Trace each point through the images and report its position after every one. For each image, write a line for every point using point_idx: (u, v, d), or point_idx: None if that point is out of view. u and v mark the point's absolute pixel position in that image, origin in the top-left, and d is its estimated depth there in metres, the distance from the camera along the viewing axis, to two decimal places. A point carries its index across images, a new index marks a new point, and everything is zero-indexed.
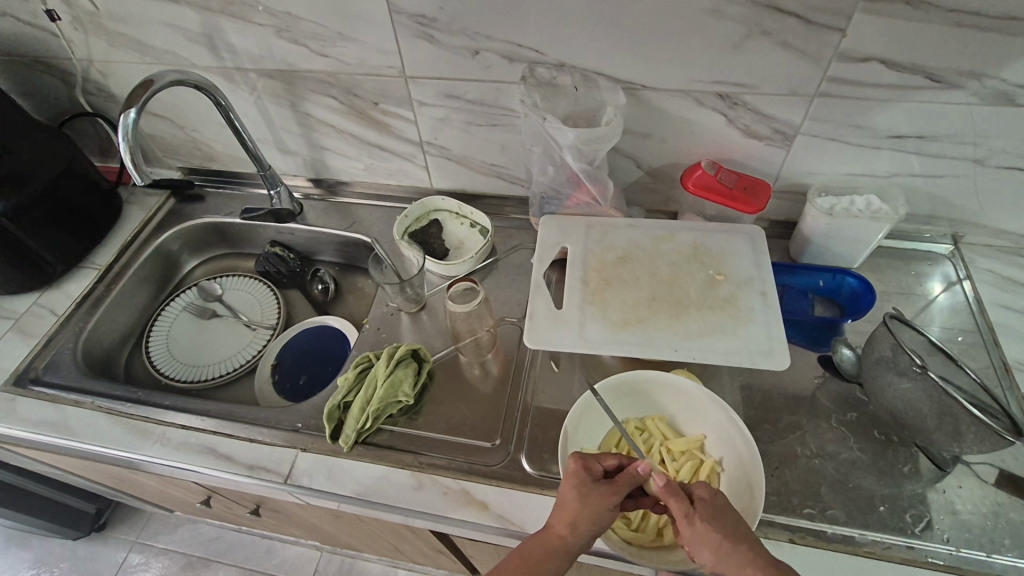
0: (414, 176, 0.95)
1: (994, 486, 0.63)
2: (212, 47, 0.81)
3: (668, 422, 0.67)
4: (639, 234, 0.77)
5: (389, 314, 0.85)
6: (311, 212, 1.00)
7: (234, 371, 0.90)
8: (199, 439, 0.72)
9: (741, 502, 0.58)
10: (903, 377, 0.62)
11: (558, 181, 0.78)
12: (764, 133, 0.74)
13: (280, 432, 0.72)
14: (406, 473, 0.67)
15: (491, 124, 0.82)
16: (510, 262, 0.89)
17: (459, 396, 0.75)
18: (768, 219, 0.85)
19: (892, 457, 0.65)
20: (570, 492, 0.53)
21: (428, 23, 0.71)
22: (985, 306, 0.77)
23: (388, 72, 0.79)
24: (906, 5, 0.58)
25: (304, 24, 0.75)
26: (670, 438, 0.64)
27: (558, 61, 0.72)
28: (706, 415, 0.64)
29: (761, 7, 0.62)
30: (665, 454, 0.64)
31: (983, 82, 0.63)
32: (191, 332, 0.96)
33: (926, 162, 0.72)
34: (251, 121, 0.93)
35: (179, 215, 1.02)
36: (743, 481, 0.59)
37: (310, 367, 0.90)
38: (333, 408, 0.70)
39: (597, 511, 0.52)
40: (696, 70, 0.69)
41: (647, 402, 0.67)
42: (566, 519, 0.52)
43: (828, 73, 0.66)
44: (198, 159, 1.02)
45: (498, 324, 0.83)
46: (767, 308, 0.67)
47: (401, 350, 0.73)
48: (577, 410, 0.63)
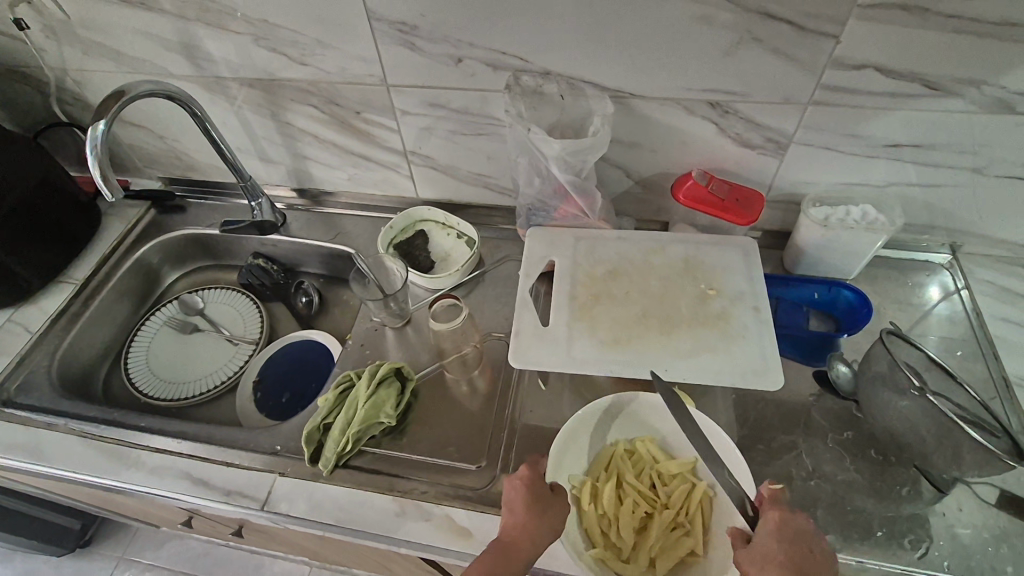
0: (400, 186, 0.93)
1: (996, 507, 0.61)
2: (189, 56, 0.79)
3: (659, 444, 0.63)
4: (629, 246, 0.74)
5: (373, 330, 0.83)
6: (295, 223, 0.97)
7: (215, 389, 0.87)
8: (175, 463, 0.70)
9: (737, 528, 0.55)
10: (900, 396, 0.60)
11: (545, 194, 0.75)
12: (756, 142, 0.71)
13: (259, 455, 0.69)
14: (388, 498, 0.65)
15: (477, 133, 0.79)
16: (497, 275, 0.87)
17: (445, 415, 0.73)
18: (762, 229, 0.83)
19: (891, 478, 0.63)
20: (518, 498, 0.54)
21: (409, 31, 0.69)
22: (984, 317, 0.75)
23: (370, 81, 0.76)
24: (902, 12, 0.56)
25: (282, 31, 0.73)
26: (660, 461, 0.61)
27: (544, 69, 0.69)
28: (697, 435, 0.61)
29: (752, 13, 0.59)
30: (655, 478, 0.60)
31: (983, 90, 0.61)
32: (171, 348, 0.93)
33: (923, 171, 0.70)
34: (231, 130, 0.90)
35: (160, 227, 0.99)
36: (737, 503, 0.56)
37: (293, 383, 0.87)
38: (314, 430, 0.68)
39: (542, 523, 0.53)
40: (686, 78, 0.66)
41: (638, 422, 0.64)
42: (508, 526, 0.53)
43: (822, 81, 0.63)
44: (179, 169, 1.00)
45: (485, 339, 0.80)
46: (761, 324, 0.65)
47: (384, 370, 0.71)
48: (570, 425, 0.61)
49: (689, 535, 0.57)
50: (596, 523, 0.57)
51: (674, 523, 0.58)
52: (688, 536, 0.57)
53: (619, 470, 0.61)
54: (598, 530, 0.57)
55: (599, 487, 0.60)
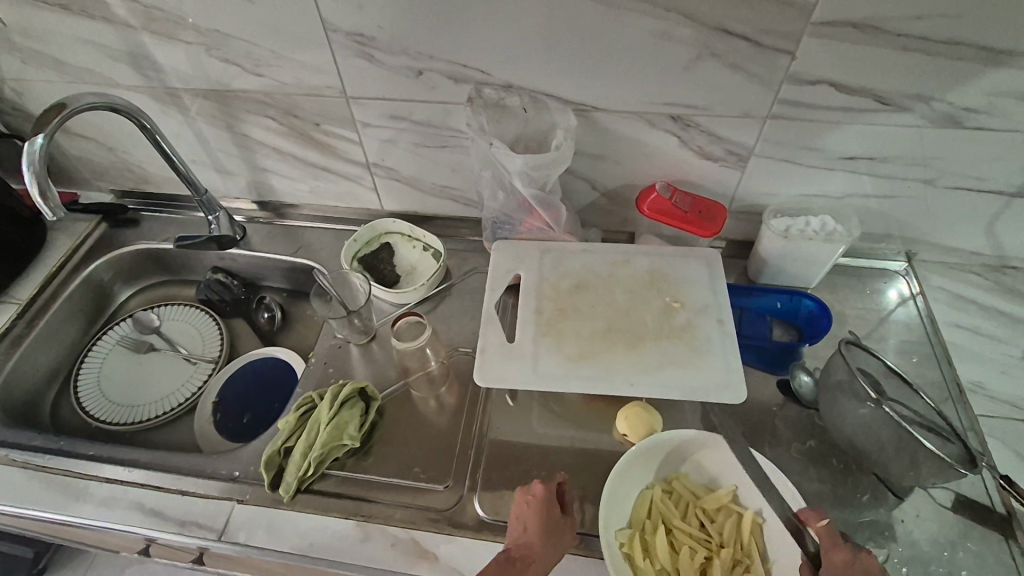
0: (363, 198, 0.91)
1: (951, 510, 0.62)
2: (137, 66, 0.76)
3: (693, 478, 0.62)
4: (595, 259, 0.74)
5: (337, 347, 0.80)
6: (255, 236, 0.94)
7: (171, 411, 0.84)
8: (126, 494, 0.66)
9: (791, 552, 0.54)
10: (858, 403, 0.61)
11: (509, 208, 0.74)
12: (718, 154, 0.72)
13: (216, 482, 0.67)
14: (352, 523, 0.63)
15: (440, 145, 0.78)
16: (465, 288, 0.86)
17: (411, 434, 0.71)
18: (726, 239, 0.83)
19: (852, 486, 0.64)
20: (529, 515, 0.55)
21: (367, 43, 0.67)
22: (938, 323, 0.77)
23: (329, 93, 0.74)
24: (853, 29, 0.57)
25: (234, 42, 0.70)
26: (701, 497, 0.60)
27: (505, 82, 0.69)
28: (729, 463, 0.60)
29: (709, 29, 0.60)
30: (702, 516, 0.59)
31: (931, 105, 0.63)
32: (125, 369, 0.89)
33: (879, 183, 0.72)
34: (184, 142, 0.87)
35: (111, 243, 0.95)
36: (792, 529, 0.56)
37: (254, 403, 0.84)
38: (274, 454, 0.66)
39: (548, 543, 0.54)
40: (647, 92, 0.67)
41: (671, 461, 0.63)
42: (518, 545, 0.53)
43: (779, 95, 0.64)
44: (131, 181, 0.96)
45: (452, 355, 0.79)
46: (724, 336, 0.65)
47: (347, 390, 0.69)
48: (614, 478, 0.58)
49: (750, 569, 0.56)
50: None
51: (732, 560, 0.57)
52: (749, 570, 0.56)
53: (664, 515, 0.59)
54: None
55: (648, 539, 0.58)
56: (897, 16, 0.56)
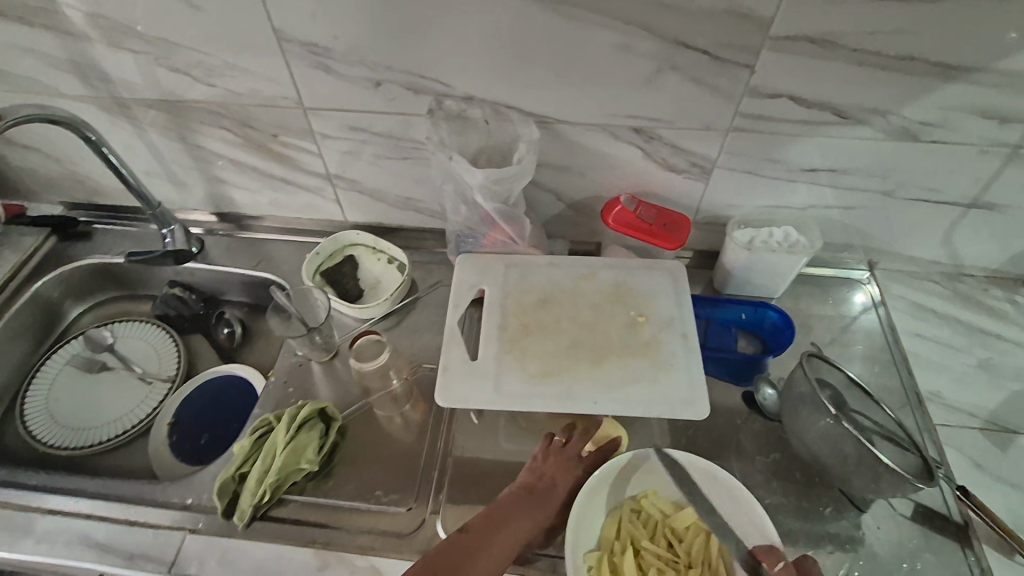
0: (326, 210, 0.88)
1: (911, 520, 0.63)
2: (83, 76, 0.73)
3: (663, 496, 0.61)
4: (560, 272, 0.73)
5: (296, 365, 0.78)
6: (214, 250, 0.91)
7: (125, 434, 0.81)
8: (71, 526, 0.63)
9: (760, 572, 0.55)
10: (820, 416, 0.62)
11: (473, 221, 0.73)
12: (681, 166, 0.72)
13: (168, 511, 0.64)
14: (309, 551, 0.61)
15: (402, 157, 0.77)
16: (430, 301, 0.84)
17: (373, 455, 0.69)
18: (692, 249, 0.83)
19: (814, 498, 0.65)
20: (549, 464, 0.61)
21: (323, 53, 0.65)
22: (899, 331, 0.78)
23: (286, 104, 0.72)
24: (811, 43, 0.57)
25: (184, 51, 0.68)
26: (670, 515, 0.59)
27: (466, 93, 0.67)
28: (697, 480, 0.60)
29: (669, 42, 0.59)
30: (670, 536, 0.58)
31: (889, 119, 0.63)
32: (75, 390, 0.85)
33: (839, 194, 0.72)
34: (136, 153, 0.83)
35: (61, 258, 0.91)
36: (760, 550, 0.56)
37: (213, 423, 0.81)
38: (228, 479, 0.63)
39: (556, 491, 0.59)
40: (609, 105, 0.66)
41: (641, 477, 0.61)
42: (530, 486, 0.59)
43: (740, 109, 0.64)
44: (82, 193, 0.92)
45: (416, 371, 0.77)
46: (688, 351, 0.65)
47: (306, 412, 0.66)
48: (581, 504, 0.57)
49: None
50: None
51: None
52: None
53: (632, 535, 0.58)
54: None
55: (616, 562, 0.56)
56: (854, 31, 0.56)
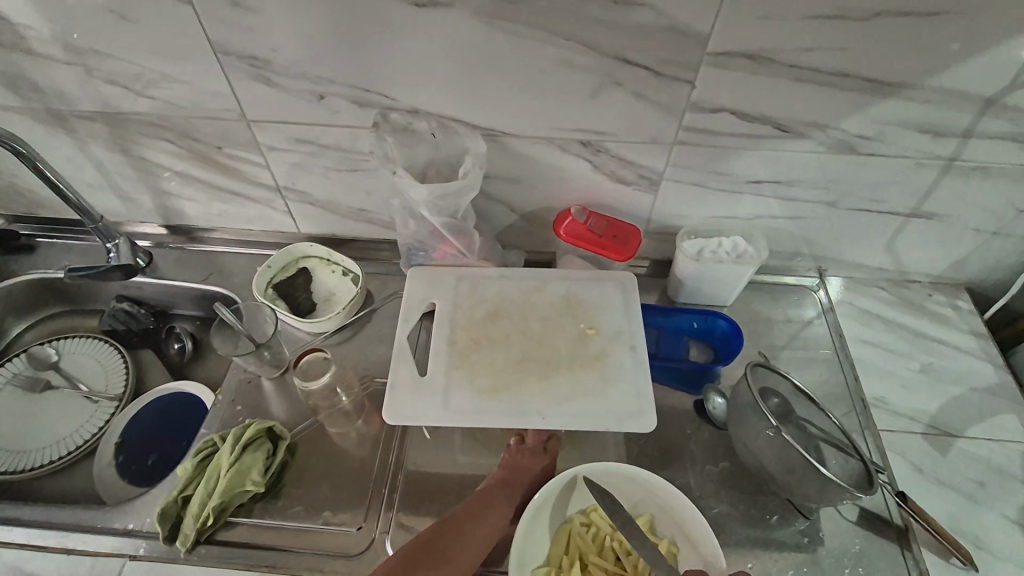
0: (278, 222, 0.87)
1: (854, 525, 0.64)
2: (14, 87, 0.70)
3: None
4: (512, 284, 0.73)
5: (246, 382, 0.77)
6: (163, 263, 0.89)
7: (69, 455, 0.78)
8: (5, 556, 0.61)
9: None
10: (763, 426, 0.62)
11: (422, 235, 0.72)
12: (630, 178, 0.72)
13: (107, 537, 0.62)
14: (254, 575, 0.60)
15: (352, 169, 0.75)
16: (385, 313, 0.83)
17: (324, 473, 0.69)
18: (647, 259, 0.84)
19: (761, 506, 0.66)
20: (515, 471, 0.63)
21: (263, 66, 0.64)
22: (847, 338, 0.79)
23: (228, 116, 0.71)
24: (748, 60, 0.58)
25: (119, 63, 0.66)
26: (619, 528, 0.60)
27: (412, 107, 0.67)
28: (644, 493, 0.60)
29: (610, 58, 0.59)
30: (618, 550, 0.59)
31: (828, 133, 0.64)
32: (17, 410, 0.83)
33: (785, 205, 0.73)
34: (77, 165, 0.81)
35: (1, 273, 0.88)
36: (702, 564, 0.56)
37: (161, 442, 0.79)
38: (170, 503, 0.62)
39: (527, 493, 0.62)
40: (555, 119, 0.66)
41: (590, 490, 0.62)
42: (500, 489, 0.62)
43: (684, 122, 0.64)
44: (22, 206, 0.89)
45: (369, 385, 0.76)
46: (636, 363, 0.66)
47: (251, 432, 0.65)
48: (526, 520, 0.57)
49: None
50: None
51: None
52: None
53: (581, 550, 0.59)
54: None
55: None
56: (789, 48, 0.57)
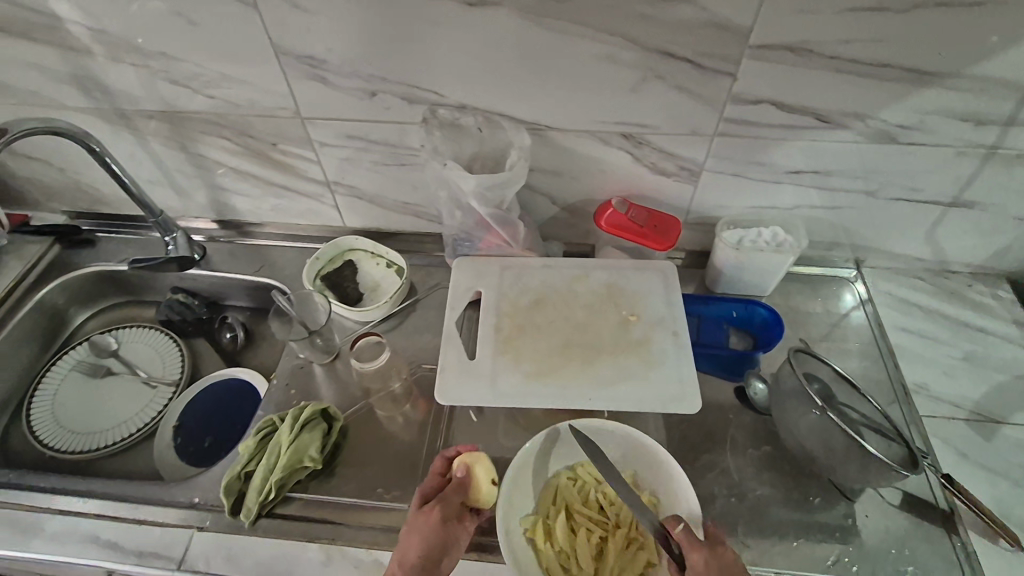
0: (325, 216, 0.90)
1: (898, 509, 0.65)
2: (84, 89, 0.75)
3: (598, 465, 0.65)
4: (555, 274, 0.75)
5: (299, 367, 0.80)
6: (216, 256, 0.93)
7: (131, 437, 0.83)
8: (82, 526, 0.65)
9: None
10: (810, 410, 0.64)
11: (468, 226, 0.75)
12: (671, 170, 0.74)
13: (175, 510, 0.66)
14: (314, 547, 0.63)
15: (399, 163, 0.79)
16: (430, 303, 0.86)
17: (376, 453, 0.71)
18: (684, 250, 0.86)
19: (803, 489, 0.67)
20: (414, 525, 0.56)
21: (318, 65, 0.67)
22: (887, 327, 0.80)
23: (283, 114, 0.74)
24: (789, 52, 0.59)
25: (183, 65, 0.70)
26: (603, 481, 0.63)
27: (459, 102, 0.69)
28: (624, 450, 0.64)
29: (654, 52, 0.61)
30: (601, 500, 0.62)
31: (867, 123, 0.65)
32: (82, 394, 0.87)
33: (824, 195, 0.74)
34: (137, 163, 0.85)
35: (65, 266, 0.93)
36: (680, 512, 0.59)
37: (216, 426, 0.83)
38: (233, 479, 0.65)
39: (441, 544, 0.55)
40: (598, 112, 0.68)
41: (574, 448, 0.65)
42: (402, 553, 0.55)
43: (724, 114, 0.66)
44: (85, 202, 0.94)
45: (416, 371, 0.79)
46: (678, 348, 0.67)
47: (308, 413, 0.68)
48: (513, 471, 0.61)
49: (644, 548, 0.59)
50: (554, 560, 0.58)
51: (628, 540, 0.59)
52: (643, 548, 0.59)
53: (566, 501, 0.62)
54: (558, 568, 0.58)
55: (551, 524, 0.60)
56: (830, 40, 0.58)
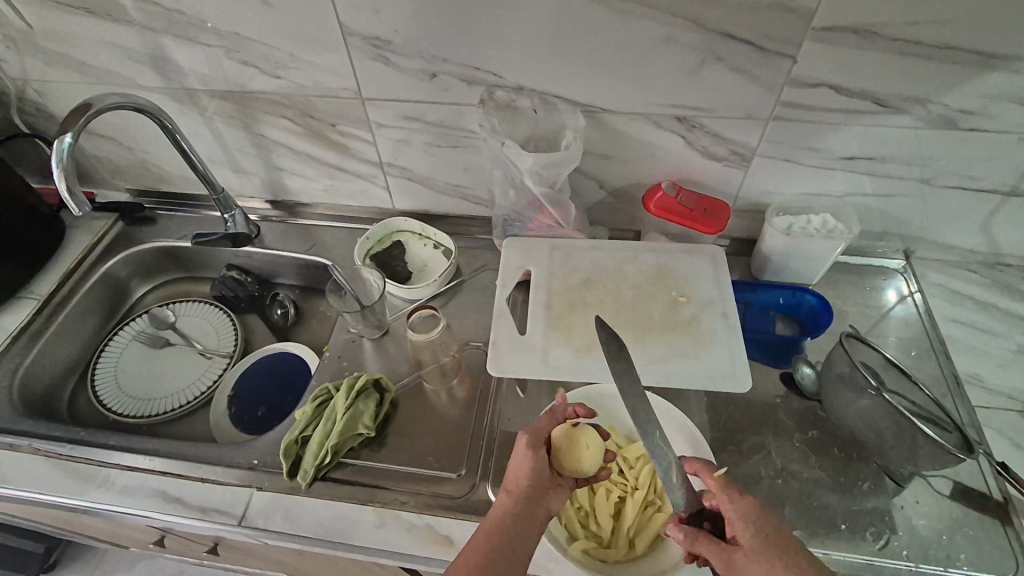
0: (376, 197, 0.93)
1: (949, 498, 0.64)
2: (159, 68, 0.78)
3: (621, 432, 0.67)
4: (603, 255, 0.77)
5: (350, 341, 0.83)
6: (269, 234, 0.96)
7: (187, 405, 0.86)
8: (148, 481, 0.69)
9: None
10: (860, 396, 0.63)
11: (520, 206, 0.78)
12: (722, 155, 0.74)
13: (235, 471, 0.69)
14: (368, 510, 0.65)
15: (452, 145, 0.81)
16: (475, 284, 0.88)
17: (424, 425, 0.73)
18: (730, 237, 0.86)
19: (852, 474, 0.66)
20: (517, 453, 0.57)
21: (383, 46, 0.69)
22: (936, 318, 0.79)
23: (344, 95, 0.77)
24: (852, 34, 0.60)
25: (254, 45, 0.73)
26: (625, 446, 0.65)
27: (516, 84, 0.71)
28: None
29: (715, 34, 0.62)
30: (622, 463, 0.63)
31: (927, 108, 0.65)
32: (142, 362, 0.91)
33: (877, 182, 0.74)
34: (202, 142, 0.89)
35: (128, 240, 0.97)
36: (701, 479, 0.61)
37: (269, 396, 0.86)
38: (291, 443, 0.68)
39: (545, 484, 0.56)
40: (654, 95, 0.69)
41: (599, 415, 0.67)
42: (511, 482, 0.55)
43: (781, 98, 0.67)
44: (148, 180, 0.98)
45: (463, 349, 0.81)
46: (728, 329, 0.69)
47: (362, 381, 0.71)
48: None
49: (661, 510, 0.60)
50: (573, 515, 0.60)
51: (646, 502, 0.61)
52: (660, 510, 0.60)
53: None
54: (578, 524, 0.60)
55: None
56: (894, 22, 0.58)
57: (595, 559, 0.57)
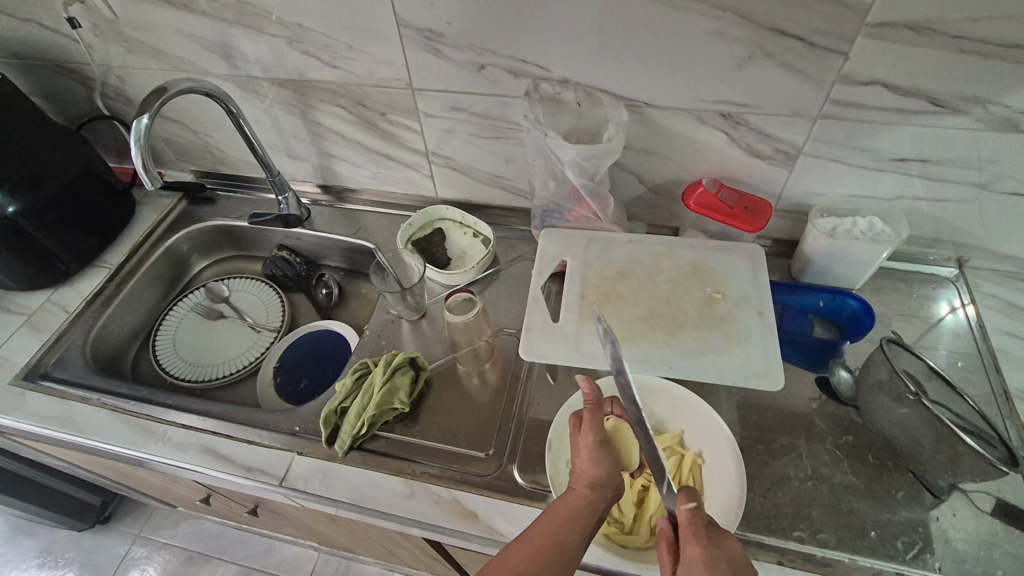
0: (421, 185, 0.96)
1: (991, 515, 0.62)
2: (227, 57, 0.84)
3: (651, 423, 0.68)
4: (640, 250, 0.78)
5: (390, 321, 0.86)
6: (319, 217, 1.01)
7: (236, 373, 0.92)
8: (200, 439, 0.74)
9: (722, 489, 0.60)
10: (898, 403, 0.62)
11: (560, 197, 0.80)
12: (767, 153, 0.74)
13: (279, 435, 0.73)
14: (399, 480, 0.68)
15: (496, 136, 0.83)
16: (512, 273, 0.90)
17: (455, 405, 0.76)
18: (771, 238, 0.85)
19: (886, 483, 0.65)
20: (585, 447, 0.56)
21: (435, 38, 0.72)
22: (987, 331, 0.77)
23: (396, 85, 0.80)
24: (909, 30, 0.58)
25: (314, 35, 0.77)
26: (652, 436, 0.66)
27: (562, 77, 0.73)
28: (681, 410, 0.66)
29: (764, 29, 0.62)
30: None
31: (988, 109, 0.63)
32: (198, 333, 0.98)
33: (931, 186, 0.72)
34: (262, 127, 0.95)
35: (191, 218, 1.04)
36: (723, 468, 0.61)
37: (312, 369, 0.91)
38: (331, 412, 0.71)
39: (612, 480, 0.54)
40: (699, 90, 0.69)
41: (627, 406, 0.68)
42: (587, 475, 0.54)
43: (831, 96, 0.66)
44: (211, 162, 1.05)
45: (496, 335, 0.83)
46: (763, 327, 0.69)
47: (399, 358, 0.74)
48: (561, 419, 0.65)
49: None
50: None
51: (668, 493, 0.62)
52: None
53: None
54: None
55: None
56: (956, 19, 0.56)
57: (613, 543, 0.58)
